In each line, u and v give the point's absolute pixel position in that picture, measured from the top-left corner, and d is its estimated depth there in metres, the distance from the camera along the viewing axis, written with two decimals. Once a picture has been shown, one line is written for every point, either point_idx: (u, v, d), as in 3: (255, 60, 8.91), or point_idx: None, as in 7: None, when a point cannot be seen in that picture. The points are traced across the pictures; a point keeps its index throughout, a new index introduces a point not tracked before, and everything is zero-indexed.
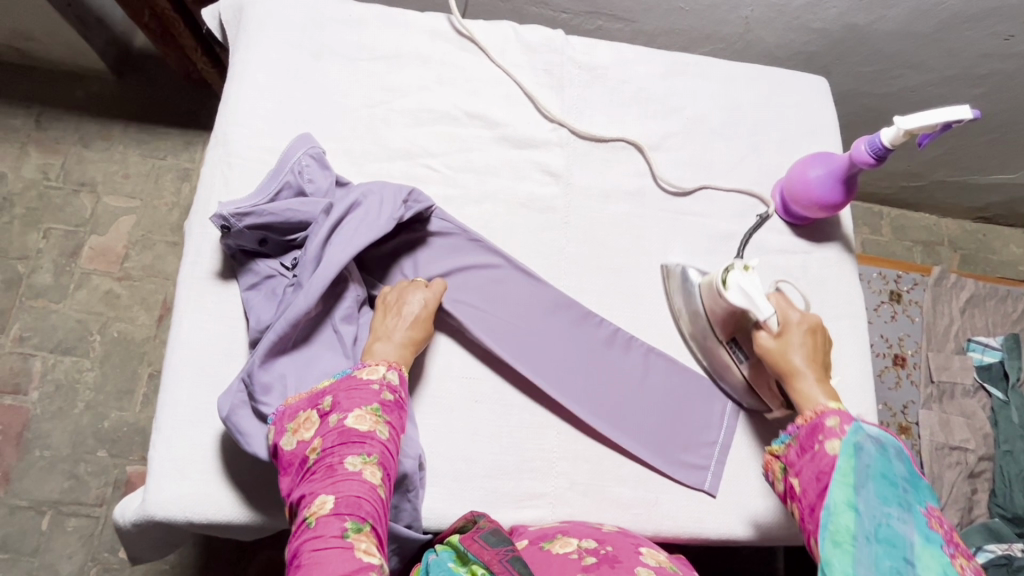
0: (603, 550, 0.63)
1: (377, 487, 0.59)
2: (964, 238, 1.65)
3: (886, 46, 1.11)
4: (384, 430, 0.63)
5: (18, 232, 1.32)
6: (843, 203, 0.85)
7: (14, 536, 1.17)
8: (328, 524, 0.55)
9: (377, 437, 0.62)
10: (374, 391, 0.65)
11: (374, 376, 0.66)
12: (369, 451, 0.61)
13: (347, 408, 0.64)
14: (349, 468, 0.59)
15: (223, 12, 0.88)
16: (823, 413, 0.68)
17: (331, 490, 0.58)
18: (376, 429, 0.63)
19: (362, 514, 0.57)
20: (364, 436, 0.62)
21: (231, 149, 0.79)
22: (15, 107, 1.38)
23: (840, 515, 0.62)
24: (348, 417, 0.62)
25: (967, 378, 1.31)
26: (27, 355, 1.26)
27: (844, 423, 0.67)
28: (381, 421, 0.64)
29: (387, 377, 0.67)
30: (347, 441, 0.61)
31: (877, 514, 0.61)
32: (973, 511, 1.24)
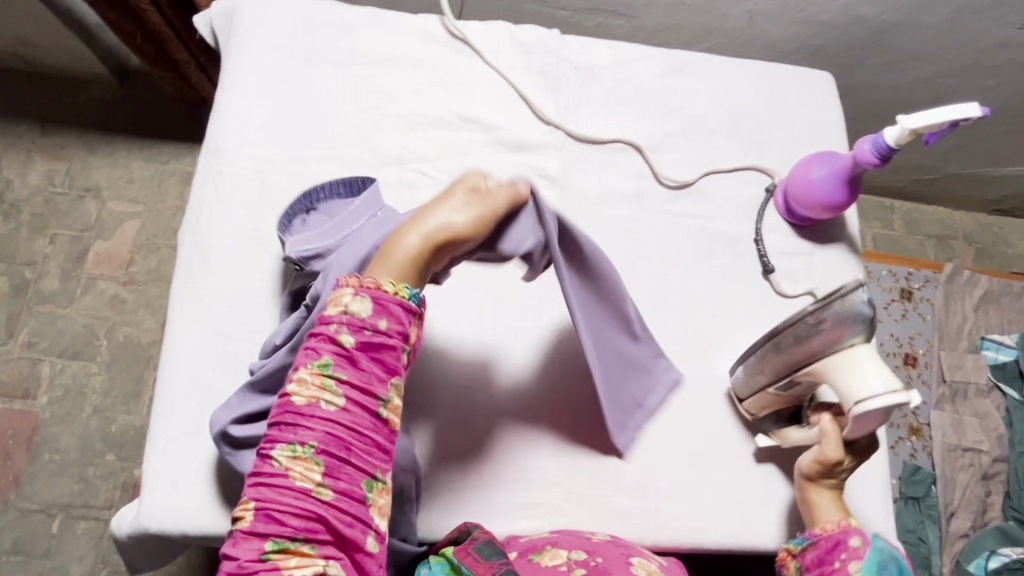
0: (593, 562, 0.62)
1: (311, 486, 0.50)
2: (979, 231, 1.61)
3: (895, 37, 1.07)
4: (329, 403, 0.52)
5: (24, 238, 1.33)
6: (847, 204, 0.83)
7: (25, 539, 1.18)
8: (247, 545, 0.49)
9: (320, 414, 0.51)
10: (323, 342, 0.52)
11: (333, 311, 0.53)
12: (305, 440, 0.51)
13: (295, 364, 0.53)
14: (275, 466, 0.50)
15: (215, 19, 0.87)
16: (847, 531, 0.66)
17: (253, 493, 0.51)
18: (320, 400, 0.51)
19: (287, 530, 0.49)
20: (300, 413, 0.51)
21: (222, 157, 0.79)
22: (19, 114, 1.39)
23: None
24: (290, 385, 0.52)
25: (980, 378, 1.28)
26: (35, 361, 1.27)
27: (857, 543, 0.65)
28: (332, 388, 0.52)
29: (349, 310, 0.53)
30: (284, 421, 0.51)
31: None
32: (987, 514, 1.21)
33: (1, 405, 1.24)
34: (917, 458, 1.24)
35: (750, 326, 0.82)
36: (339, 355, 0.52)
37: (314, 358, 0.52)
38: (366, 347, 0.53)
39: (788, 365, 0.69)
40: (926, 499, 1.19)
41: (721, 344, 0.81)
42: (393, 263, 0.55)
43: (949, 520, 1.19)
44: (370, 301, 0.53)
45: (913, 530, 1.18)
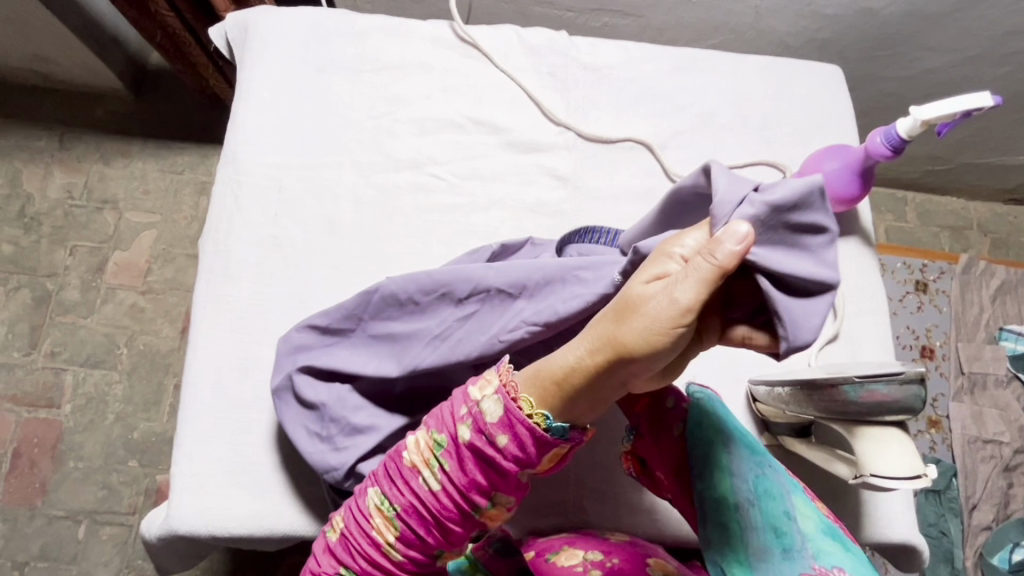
0: (609, 564, 0.63)
1: (384, 543, 0.55)
2: (993, 221, 1.60)
3: (903, 28, 1.07)
4: (428, 483, 0.54)
5: (45, 251, 1.36)
6: (860, 197, 0.83)
7: (52, 544, 1.21)
8: (326, 559, 0.58)
9: (416, 485, 0.54)
10: (450, 423, 0.53)
11: (475, 396, 0.53)
12: (393, 500, 0.55)
13: (425, 424, 0.56)
14: (366, 505, 0.56)
15: (229, 31, 0.89)
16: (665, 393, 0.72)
17: (344, 517, 0.58)
18: (421, 474, 0.54)
19: (356, 563, 0.56)
20: (402, 478, 0.55)
21: (240, 166, 0.80)
22: (38, 129, 1.42)
23: (722, 485, 0.67)
24: (412, 440, 0.55)
25: (999, 369, 1.27)
26: (58, 370, 1.29)
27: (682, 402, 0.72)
28: (436, 471, 0.54)
29: (481, 410, 0.52)
30: (392, 473, 0.56)
31: (753, 471, 0.68)
32: (1010, 507, 1.19)
33: (25, 415, 1.27)
34: (937, 451, 1.22)
35: None
36: (452, 445, 0.53)
37: (436, 432, 0.54)
38: (474, 456, 0.52)
39: (823, 410, 0.67)
40: (947, 492, 1.18)
41: None
42: (542, 378, 0.52)
43: (971, 513, 1.18)
44: (501, 408, 0.51)
45: (933, 524, 1.16)
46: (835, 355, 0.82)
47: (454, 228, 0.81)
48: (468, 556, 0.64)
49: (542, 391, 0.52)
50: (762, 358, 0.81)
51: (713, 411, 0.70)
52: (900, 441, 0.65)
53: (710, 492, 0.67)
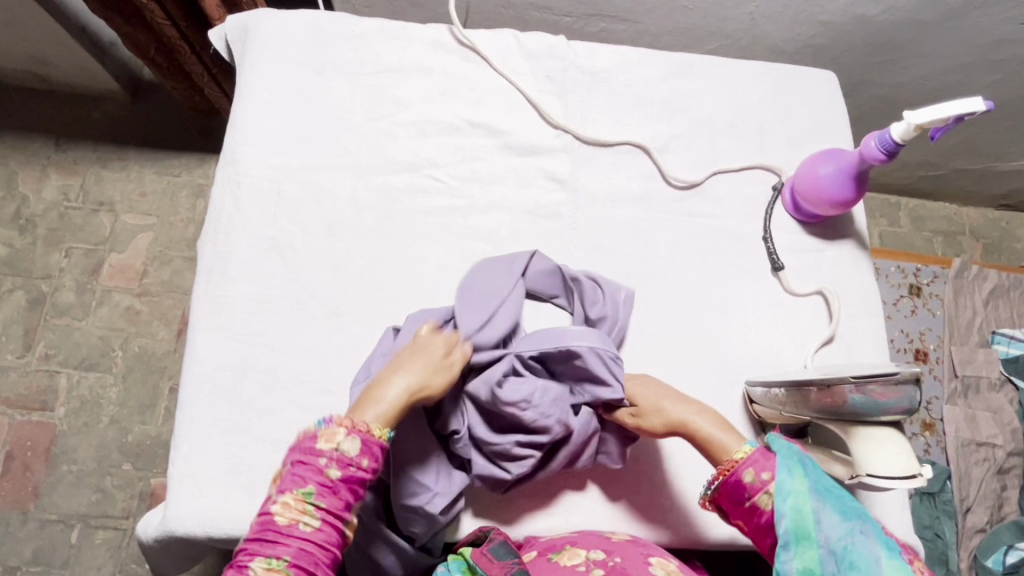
0: (611, 562, 0.63)
1: None
2: (986, 226, 1.61)
3: (896, 34, 1.08)
4: (311, 521, 0.55)
5: (40, 253, 1.35)
6: (854, 201, 0.84)
7: (45, 549, 1.20)
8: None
9: (302, 530, 0.55)
10: (318, 468, 0.57)
11: (332, 443, 0.57)
12: (280, 554, 0.54)
13: (279, 488, 0.56)
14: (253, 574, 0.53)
15: (229, 34, 0.90)
16: (740, 467, 0.63)
17: None
18: (298, 522, 0.55)
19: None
20: (279, 531, 0.54)
21: (239, 167, 0.81)
22: (34, 131, 1.42)
23: (803, 550, 0.58)
24: (276, 503, 0.55)
25: (992, 372, 1.28)
26: (52, 372, 1.29)
27: (763, 473, 0.63)
28: (311, 509, 0.56)
29: (337, 449, 0.57)
30: (263, 538, 0.54)
31: (841, 535, 0.57)
32: (1003, 509, 1.20)
33: (19, 418, 1.26)
34: (931, 454, 1.24)
35: (762, 322, 0.83)
36: (321, 484, 0.56)
37: (299, 484, 0.56)
38: (347, 479, 0.57)
39: (818, 410, 0.68)
40: (941, 495, 1.19)
41: (733, 341, 0.82)
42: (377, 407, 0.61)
43: (965, 515, 1.18)
44: (359, 441, 0.58)
45: (928, 526, 1.17)
46: (831, 357, 0.82)
47: (452, 230, 0.82)
48: (467, 560, 0.65)
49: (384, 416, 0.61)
50: (759, 360, 0.81)
51: (801, 473, 0.62)
52: (899, 443, 0.65)
53: (794, 564, 0.58)
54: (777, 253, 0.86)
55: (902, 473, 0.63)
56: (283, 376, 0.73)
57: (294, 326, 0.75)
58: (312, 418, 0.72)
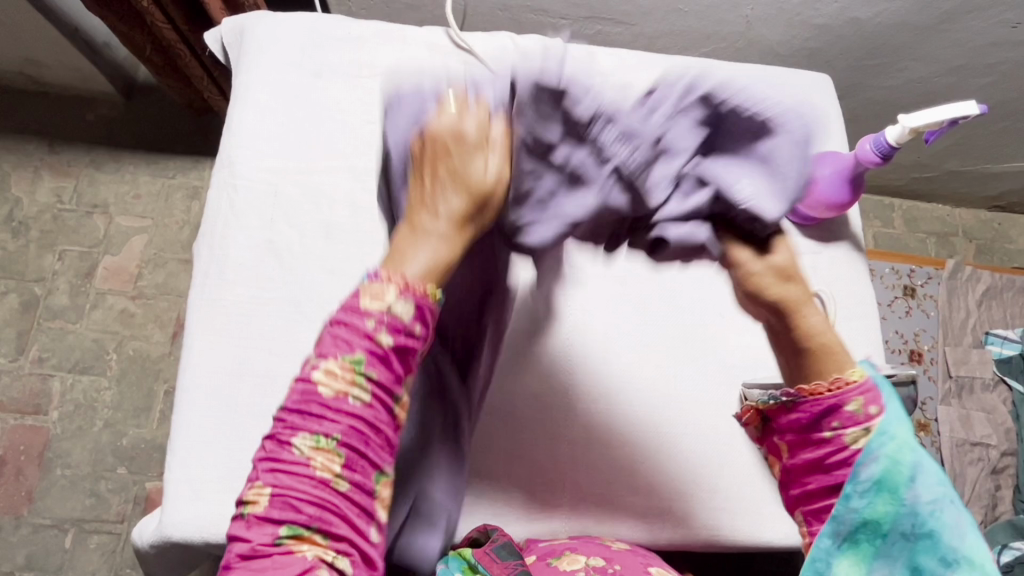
0: (611, 569, 0.63)
1: (327, 482, 0.49)
2: (978, 227, 1.63)
3: (890, 38, 1.09)
4: (359, 390, 0.51)
5: (33, 255, 1.34)
6: (851, 202, 0.84)
7: (38, 554, 1.19)
8: (261, 524, 0.49)
9: (348, 403, 0.51)
10: (366, 331, 0.52)
11: (376, 303, 0.53)
12: (329, 432, 0.50)
13: (321, 352, 0.52)
14: (296, 453, 0.49)
15: (225, 36, 0.89)
16: (847, 394, 0.56)
17: (268, 479, 0.49)
18: (346, 394, 0.51)
19: (300, 515, 0.49)
20: (324, 403, 0.50)
21: (235, 171, 0.80)
22: (27, 132, 1.41)
23: (879, 501, 0.55)
24: (318, 367, 0.51)
25: (985, 373, 1.29)
26: (45, 376, 1.28)
27: (867, 405, 0.56)
28: (363, 378, 0.51)
29: (387, 311, 0.53)
30: (307, 406, 0.50)
31: (925, 500, 0.54)
32: (997, 509, 1.21)
33: (12, 422, 1.25)
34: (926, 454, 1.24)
35: (758, 324, 0.83)
36: (371, 353, 0.52)
37: (346, 351, 0.51)
38: (399, 348, 0.53)
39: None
40: None
41: (729, 342, 0.82)
42: (417, 271, 0.55)
43: None
44: (411, 304, 0.53)
45: None
46: None
47: None
48: (467, 559, 0.64)
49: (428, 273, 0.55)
50: (755, 361, 0.81)
51: (901, 427, 0.56)
52: None
53: (866, 512, 0.55)
54: None
55: None
56: (280, 379, 0.73)
57: (292, 329, 0.75)
58: None
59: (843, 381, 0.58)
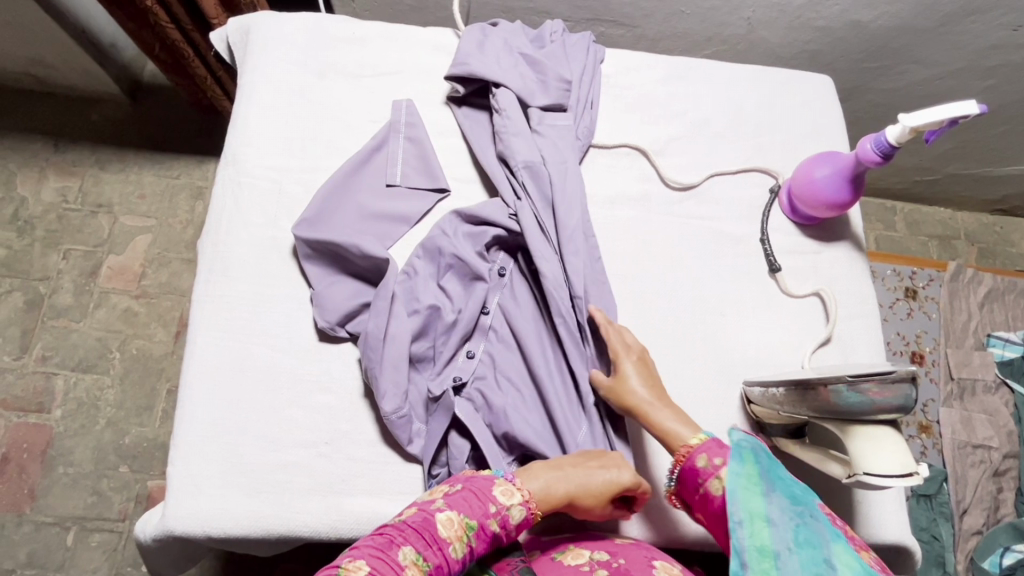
0: (615, 564, 0.63)
1: None
2: (980, 231, 1.62)
3: (890, 41, 1.10)
4: (459, 549, 0.58)
5: (37, 254, 1.35)
6: (851, 203, 0.84)
7: (40, 552, 1.19)
8: None
9: (450, 551, 0.57)
10: (488, 510, 0.60)
11: (506, 501, 0.62)
12: (430, 557, 0.56)
13: (451, 500, 0.60)
14: (400, 557, 0.54)
15: (230, 36, 0.90)
16: (693, 453, 0.64)
17: (371, 559, 0.53)
18: (452, 542, 0.57)
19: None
20: (432, 541, 0.56)
21: (240, 168, 0.81)
22: (33, 133, 1.42)
23: (757, 528, 0.54)
24: (444, 512, 0.59)
25: (988, 375, 1.28)
26: (49, 374, 1.28)
27: (715, 459, 0.63)
28: (466, 539, 0.58)
29: (510, 509, 0.61)
30: (425, 530, 0.57)
31: (790, 518, 0.54)
32: (1000, 511, 1.21)
33: (15, 419, 1.26)
34: (928, 456, 1.24)
35: (759, 322, 0.84)
36: (482, 525, 0.60)
37: (469, 512, 0.59)
38: (490, 536, 0.60)
39: (814, 410, 0.68)
40: (937, 497, 1.19)
41: (732, 341, 0.82)
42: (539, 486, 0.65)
43: (961, 517, 1.18)
44: (523, 514, 0.62)
45: (925, 529, 1.17)
46: (828, 357, 0.83)
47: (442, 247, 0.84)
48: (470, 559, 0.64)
49: (542, 495, 0.64)
50: (755, 360, 0.82)
51: (752, 462, 0.59)
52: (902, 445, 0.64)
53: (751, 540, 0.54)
54: (773, 254, 0.86)
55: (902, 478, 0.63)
56: (283, 374, 0.74)
57: (294, 326, 0.76)
58: (309, 418, 0.72)
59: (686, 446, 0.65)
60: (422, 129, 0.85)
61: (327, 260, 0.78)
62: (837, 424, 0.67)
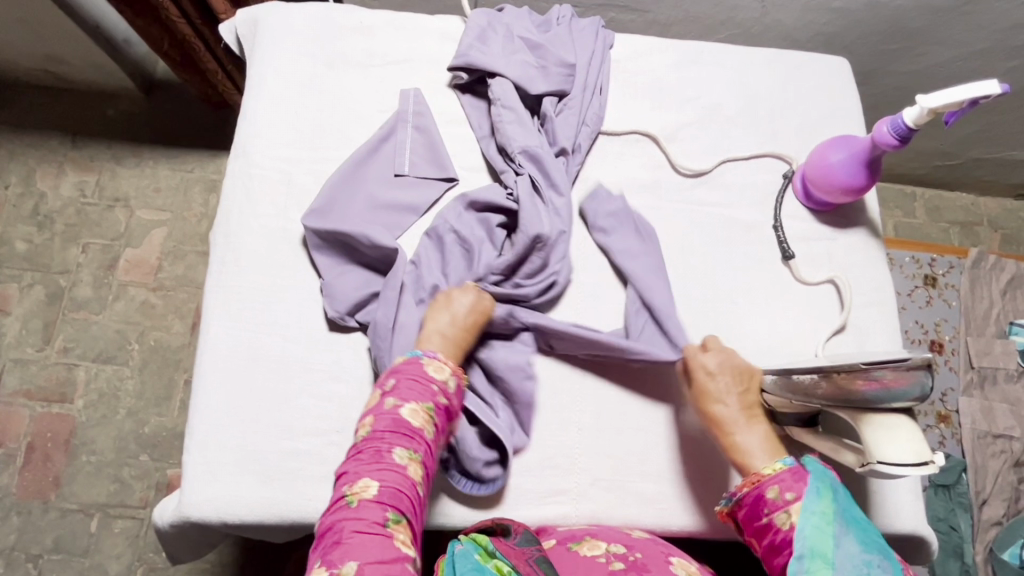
0: (632, 558, 0.62)
1: (417, 484, 0.59)
2: (1004, 216, 1.58)
3: (910, 21, 1.06)
4: (432, 430, 0.63)
5: (57, 248, 1.38)
6: (867, 188, 0.82)
7: (66, 537, 1.22)
8: (370, 506, 0.55)
9: (426, 435, 0.62)
10: (432, 391, 0.64)
11: (438, 376, 0.66)
12: (417, 447, 0.60)
13: (403, 397, 0.62)
14: (395, 459, 0.58)
15: (239, 27, 0.91)
16: (764, 482, 0.63)
17: (374, 476, 0.57)
18: (425, 427, 0.62)
19: (401, 508, 0.56)
20: (412, 433, 0.61)
21: (250, 160, 0.81)
22: (51, 128, 1.44)
23: (817, 566, 0.56)
24: (404, 407, 0.62)
25: (1010, 364, 1.25)
26: (70, 365, 1.31)
27: (787, 494, 0.62)
28: (433, 419, 0.63)
29: (447, 381, 0.66)
30: (399, 430, 0.60)
31: (856, 564, 0.55)
32: (1021, 502, 1.18)
33: (39, 409, 1.29)
34: (946, 446, 1.22)
35: (772, 311, 0.82)
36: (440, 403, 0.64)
37: (425, 398, 0.63)
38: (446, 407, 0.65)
39: (828, 397, 0.67)
40: (957, 487, 1.17)
41: (744, 328, 0.81)
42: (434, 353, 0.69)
43: (980, 508, 1.16)
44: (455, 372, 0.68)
45: (944, 519, 1.15)
46: (842, 345, 0.81)
47: None
48: (485, 544, 0.61)
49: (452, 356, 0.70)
50: (768, 349, 0.81)
51: (828, 497, 0.60)
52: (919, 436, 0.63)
53: None
54: (787, 241, 0.85)
55: (917, 469, 0.62)
56: (294, 363, 0.74)
57: (304, 316, 0.76)
58: (321, 407, 0.73)
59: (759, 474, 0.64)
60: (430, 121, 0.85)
61: (337, 250, 0.78)
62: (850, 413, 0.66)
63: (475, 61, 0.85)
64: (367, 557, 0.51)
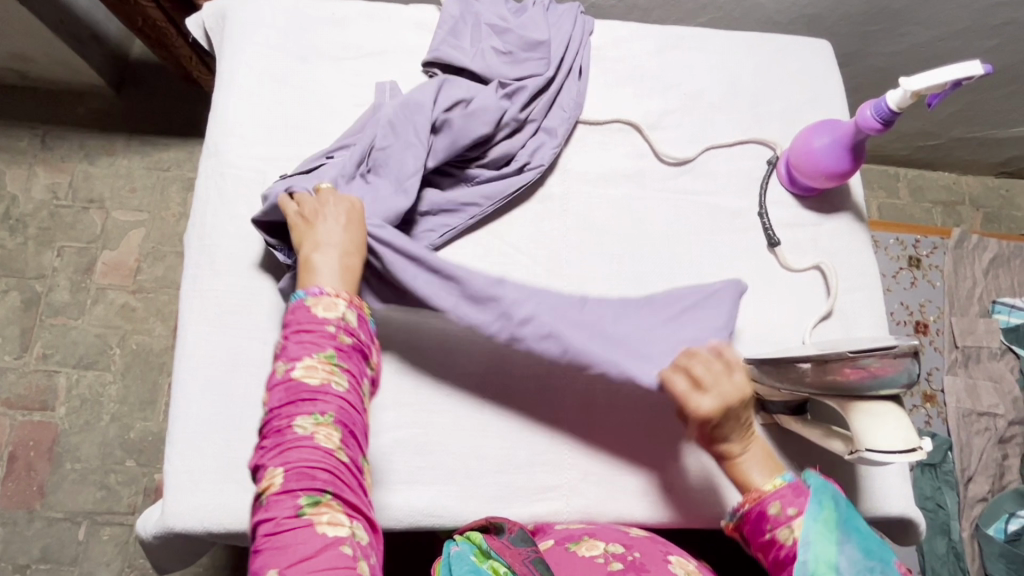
0: (630, 557, 0.62)
1: (335, 451, 0.52)
2: (986, 195, 1.59)
3: (891, 1, 1.06)
4: (340, 381, 0.55)
5: (31, 253, 1.34)
6: (851, 172, 0.82)
7: (52, 547, 1.20)
8: (280, 501, 0.49)
9: (332, 390, 0.54)
10: (330, 334, 0.56)
11: (331, 314, 0.58)
12: (324, 410, 0.53)
13: (295, 355, 0.55)
14: (299, 432, 0.51)
15: (206, 21, 0.88)
16: (765, 498, 0.61)
17: (278, 461, 0.51)
18: (329, 382, 0.54)
19: (315, 484, 0.50)
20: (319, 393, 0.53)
21: (222, 159, 0.79)
22: (19, 129, 1.39)
23: None
24: (297, 368, 0.54)
25: (993, 342, 1.27)
26: (51, 372, 1.28)
27: (788, 508, 0.60)
28: (337, 369, 0.55)
29: (343, 317, 0.58)
30: (296, 398, 0.53)
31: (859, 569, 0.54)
32: (1005, 478, 1.20)
33: (20, 418, 1.26)
34: (932, 425, 1.23)
35: (759, 299, 0.82)
36: (341, 348, 0.56)
37: (318, 349, 0.55)
38: (358, 345, 0.58)
39: (817, 386, 0.66)
40: (942, 466, 1.18)
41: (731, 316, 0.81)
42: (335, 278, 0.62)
43: (966, 485, 1.18)
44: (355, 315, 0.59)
45: (930, 497, 1.17)
46: (829, 331, 0.81)
47: None
48: (480, 543, 0.62)
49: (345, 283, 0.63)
50: (755, 337, 0.80)
51: (830, 505, 0.59)
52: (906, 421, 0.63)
53: None
54: (772, 229, 0.84)
55: (907, 456, 0.62)
56: None
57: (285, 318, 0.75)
58: None
59: (759, 492, 0.62)
60: (424, 94, 0.78)
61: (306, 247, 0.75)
62: (838, 400, 0.65)
63: (445, 52, 0.83)
64: (290, 559, 0.47)
